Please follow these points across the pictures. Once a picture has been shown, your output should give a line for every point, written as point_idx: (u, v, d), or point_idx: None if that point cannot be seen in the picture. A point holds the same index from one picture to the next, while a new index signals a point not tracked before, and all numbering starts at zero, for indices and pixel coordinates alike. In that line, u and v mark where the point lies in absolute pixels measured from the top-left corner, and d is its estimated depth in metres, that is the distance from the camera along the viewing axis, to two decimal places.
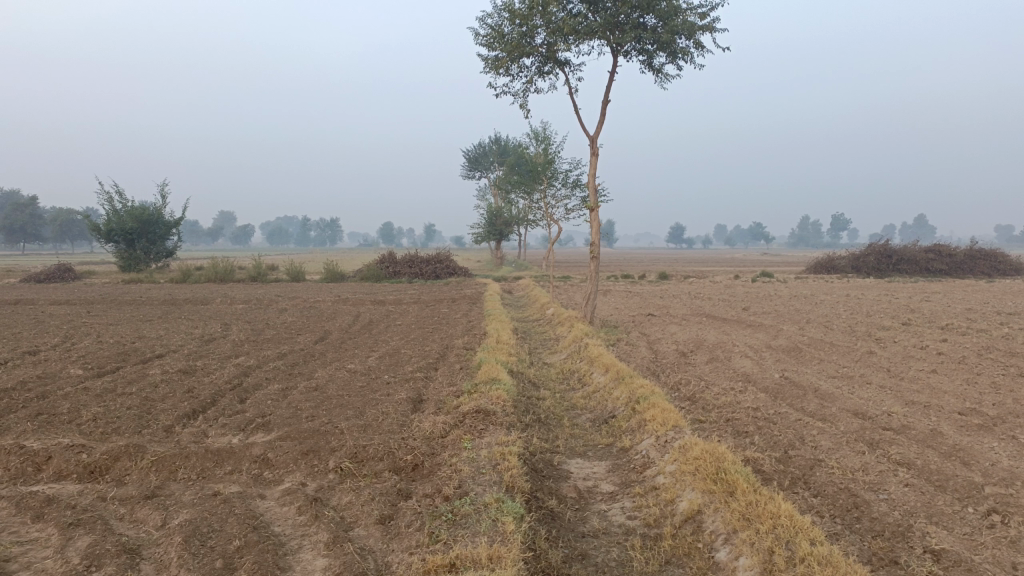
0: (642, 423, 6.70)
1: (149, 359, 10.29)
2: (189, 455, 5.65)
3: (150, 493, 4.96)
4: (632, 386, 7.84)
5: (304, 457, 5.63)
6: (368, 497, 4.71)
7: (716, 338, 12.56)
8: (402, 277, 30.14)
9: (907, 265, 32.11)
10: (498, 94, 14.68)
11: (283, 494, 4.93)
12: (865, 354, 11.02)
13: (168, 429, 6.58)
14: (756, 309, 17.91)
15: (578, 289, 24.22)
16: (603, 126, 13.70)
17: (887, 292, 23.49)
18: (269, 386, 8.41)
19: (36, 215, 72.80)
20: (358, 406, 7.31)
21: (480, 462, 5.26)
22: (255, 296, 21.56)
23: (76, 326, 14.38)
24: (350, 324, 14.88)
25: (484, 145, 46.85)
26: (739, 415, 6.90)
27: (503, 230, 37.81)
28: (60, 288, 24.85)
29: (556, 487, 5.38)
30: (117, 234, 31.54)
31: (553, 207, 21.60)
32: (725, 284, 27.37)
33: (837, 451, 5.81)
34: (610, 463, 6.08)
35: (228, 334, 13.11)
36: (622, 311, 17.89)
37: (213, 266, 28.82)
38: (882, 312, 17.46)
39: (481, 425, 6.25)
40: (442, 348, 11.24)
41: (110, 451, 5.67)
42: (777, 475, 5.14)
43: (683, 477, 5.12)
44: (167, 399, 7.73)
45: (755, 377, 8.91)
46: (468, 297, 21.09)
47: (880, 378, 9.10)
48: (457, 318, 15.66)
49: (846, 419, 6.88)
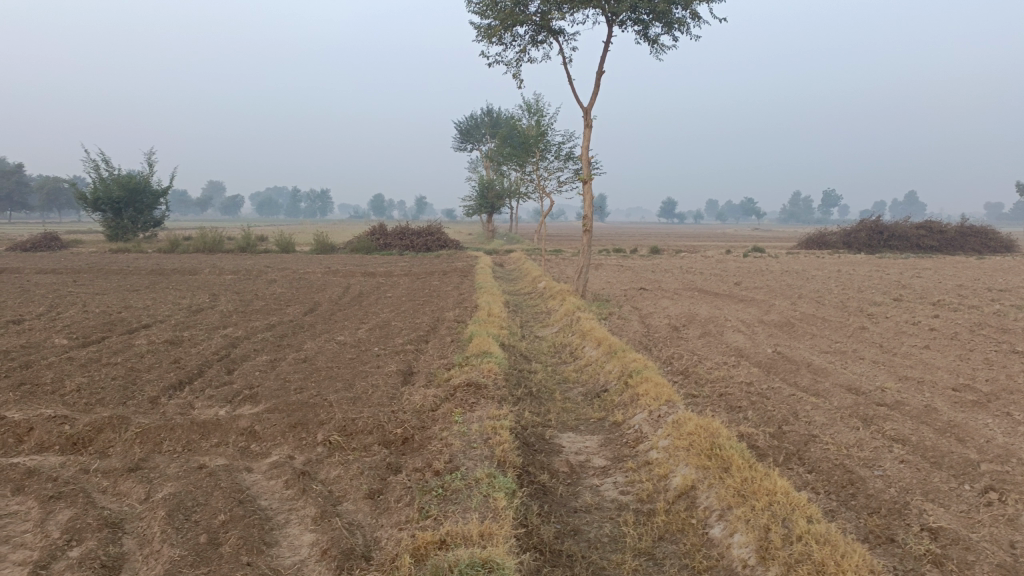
0: (635, 398, 6.63)
1: (136, 329, 10.14)
2: (174, 427, 5.53)
3: (134, 465, 4.86)
4: (625, 360, 7.76)
5: (291, 430, 5.53)
6: (357, 471, 4.63)
7: (708, 312, 12.50)
8: (393, 249, 29.95)
9: (898, 242, 32.16)
10: (490, 63, 14.43)
11: (270, 467, 4.83)
12: (857, 329, 10.99)
13: (154, 401, 6.46)
14: (748, 284, 17.86)
15: (570, 263, 24.09)
16: (597, 97, 13.50)
17: (878, 268, 23.48)
18: (257, 358, 8.29)
19: (22, 182, 71.85)
20: (347, 378, 7.21)
21: (472, 436, 5.17)
22: (244, 267, 21.35)
23: (61, 295, 14.17)
24: (340, 295, 14.74)
25: (476, 117, 46.37)
26: (733, 390, 6.84)
27: (494, 203, 37.55)
28: (46, 256, 24.53)
29: (547, 461, 5.32)
30: (103, 203, 31.13)
31: (546, 180, 21.40)
32: (717, 259, 27.31)
33: (832, 427, 5.76)
34: (603, 438, 6.02)
35: (216, 305, 12.95)
36: (614, 284, 17.82)
37: (201, 236, 28.53)
38: (873, 287, 17.44)
39: (472, 399, 6.16)
40: (432, 320, 11.14)
41: (93, 423, 5.55)
42: (771, 451, 5.09)
43: (676, 452, 5.05)
44: (153, 370, 7.61)
45: (748, 352, 8.86)
46: (459, 269, 20.96)
47: (872, 354, 9.06)
48: (447, 291, 15.52)
49: (840, 395, 6.84)
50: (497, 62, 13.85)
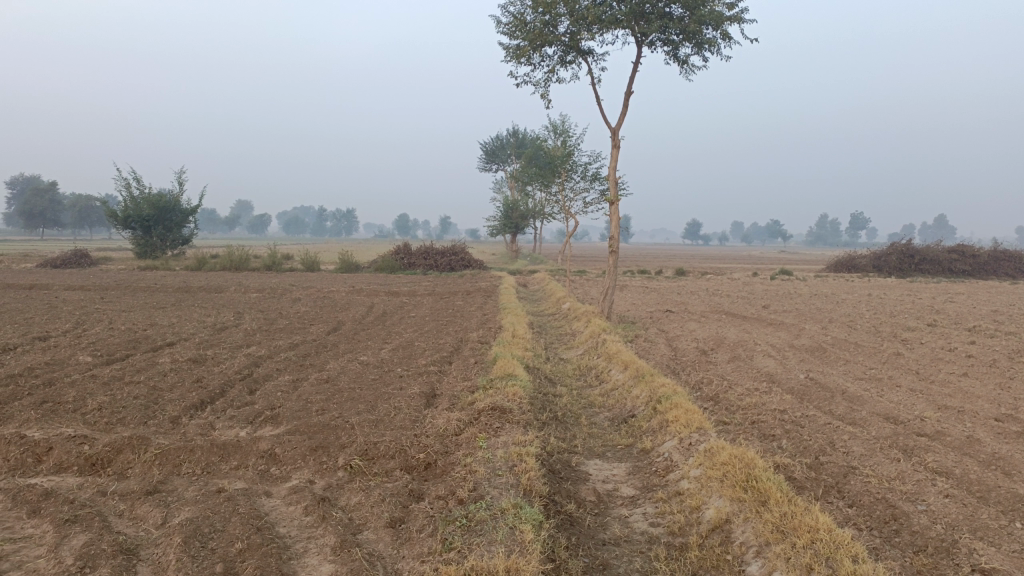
0: (664, 424, 6.44)
1: (160, 347, 10.13)
2: (194, 448, 5.44)
3: (152, 488, 4.76)
4: (653, 385, 7.57)
5: (312, 453, 5.41)
6: (378, 498, 4.48)
7: (737, 336, 12.24)
8: (417, 269, 29.96)
9: (929, 265, 31.56)
10: (518, 83, 14.40)
11: (290, 492, 4.71)
12: (892, 355, 10.68)
13: (174, 421, 6.38)
14: (776, 307, 17.55)
15: (594, 284, 23.90)
16: (625, 117, 13.39)
17: (910, 292, 23.00)
18: (280, 378, 8.21)
19: (55, 200, 73.25)
20: (369, 400, 7.10)
21: (496, 463, 5.01)
22: (269, 285, 21.43)
23: (88, 312, 14.27)
24: (363, 315, 14.68)
25: (501, 138, 46.53)
26: (765, 417, 6.62)
27: (519, 224, 37.51)
28: (76, 273, 24.87)
29: (574, 490, 5.14)
30: (133, 221, 31.56)
31: (571, 200, 21.29)
32: (743, 281, 26.94)
33: (871, 458, 5.52)
34: (631, 466, 5.82)
35: (241, 323, 12.96)
36: (640, 306, 17.60)
37: (228, 254, 28.76)
38: (905, 312, 17.05)
39: (497, 423, 6.00)
40: (456, 341, 11.02)
41: (112, 443, 5.47)
42: (809, 483, 4.86)
43: (709, 482, 4.86)
44: (175, 389, 7.55)
45: (779, 378, 8.61)
46: (483, 290, 20.87)
47: (909, 381, 8.77)
48: (471, 311, 15.42)
49: (877, 424, 6.58)
50: (525, 82, 13.81)
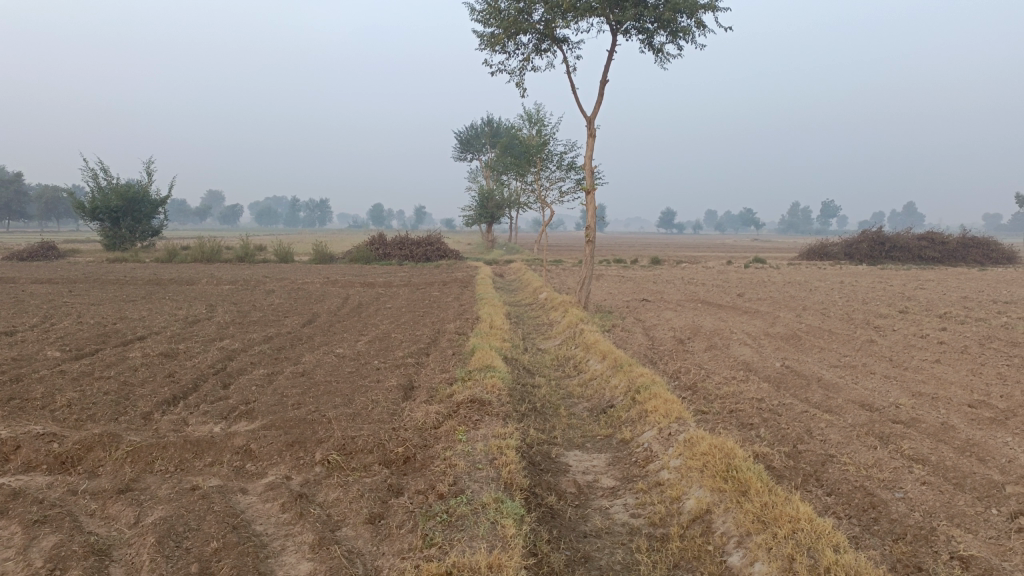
0: (643, 415, 6.43)
1: (130, 341, 9.93)
2: (166, 445, 5.33)
3: (124, 486, 4.66)
4: (631, 375, 7.57)
5: (288, 449, 5.33)
6: (357, 493, 4.42)
7: (713, 324, 12.30)
8: (393, 259, 29.76)
9: (899, 253, 32.02)
10: (493, 72, 14.29)
11: (267, 489, 4.63)
12: (866, 342, 10.80)
13: (146, 417, 6.25)
14: (751, 295, 17.68)
15: (570, 273, 23.91)
16: (600, 107, 13.34)
17: (881, 279, 23.29)
18: (254, 372, 8.08)
19: (21, 191, 71.65)
20: (346, 393, 7.02)
21: (476, 456, 4.96)
22: (243, 277, 21.17)
23: (56, 306, 13.96)
24: (339, 307, 14.53)
25: (476, 126, 46.29)
26: (743, 406, 6.65)
27: (494, 213, 37.39)
28: (44, 266, 24.37)
29: (554, 482, 5.12)
30: (101, 213, 30.98)
31: (547, 190, 21.23)
32: (718, 270, 27.13)
33: (848, 445, 5.56)
34: (611, 456, 5.81)
35: (214, 315, 12.76)
36: (616, 296, 17.63)
37: (200, 245, 28.35)
38: (878, 299, 17.25)
39: (476, 416, 5.95)
40: (433, 332, 10.95)
41: (82, 441, 5.34)
42: (788, 472, 4.89)
43: (689, 473, 4.86)
44: (147, 384, 7.41)
45: (756, 366, 8.65)
46: (460, 280, 20.78)
47: (883, 368, 8.87)
48: (448, 302, 15.33)
49: (854, 412, 6.64)
50: (500, 71, 13.71)
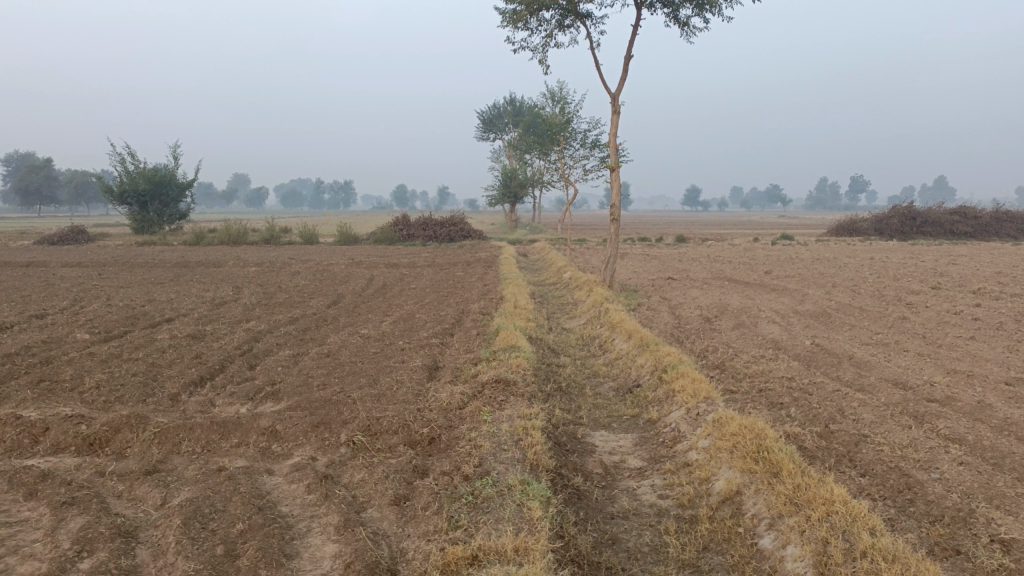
0: (670, 394, 6.34)
1: (158, 323, 10.02)
2: (193, 426, 5.35)
3: (151, 468, 4.68)
4: (658, 354, 7.46)
5: (313, 430, 5.32)
6: (382, 474, 4.40)
7: (740, 302, 12.14)
8: (417, 240, 29.77)
9: (931, 228, 31.37)
10: (515, 49, 14.11)
11: (292, 470, 4.62)
12: (898, 319, 10.58)
13: (174, 398, 6.29)
14: (778, 272, 17.41)
15: (594, 253, 23.75)
16: (625, 83, 13.12)
17: (912, 255, 22.85)
18: (280, 353, 8.10)
19: (51, 177, 72.75)
20: (371, 374, 7.00)
21: (501, 437, 4.91)
22: (268, 259, 21.28)
23: (86, 289, 14.12)
24: (363, 288, 14.55)
25: (498, 105, 45.99)
26: (773, 385, 6.53)
27: (518, 193, 37.22)
28: (74, 250, 24.73)
29: (581, 462, 5.06)
30: (129, 196, 31.32)
31: (571, 168, 21.04)
32: (745, 247, 26.78)
33: (882, 425, 5.43)
34: (638, 437, 5.74)
35: (240, 297, 12.84)
36: (641, 274, 17.47)
37: (226, 228, 28.56)
38: (909, 275, 16.90)
39: (501, 396, 5.90)
40: (457, 312, 10.93)
41: (110, 422, 5.38)
42: (820, 453, 4.78)
43: (718, 453, 4.77)
44: (174, 365, 7.47)
45: (785, 345, 8.50)
46: (483, 260, 20.73)
47: (916, 346, 8.67)
48: (471, 282, 15.27)
49: (886, 391, 6.49)
50: (522, 48, 13.55)
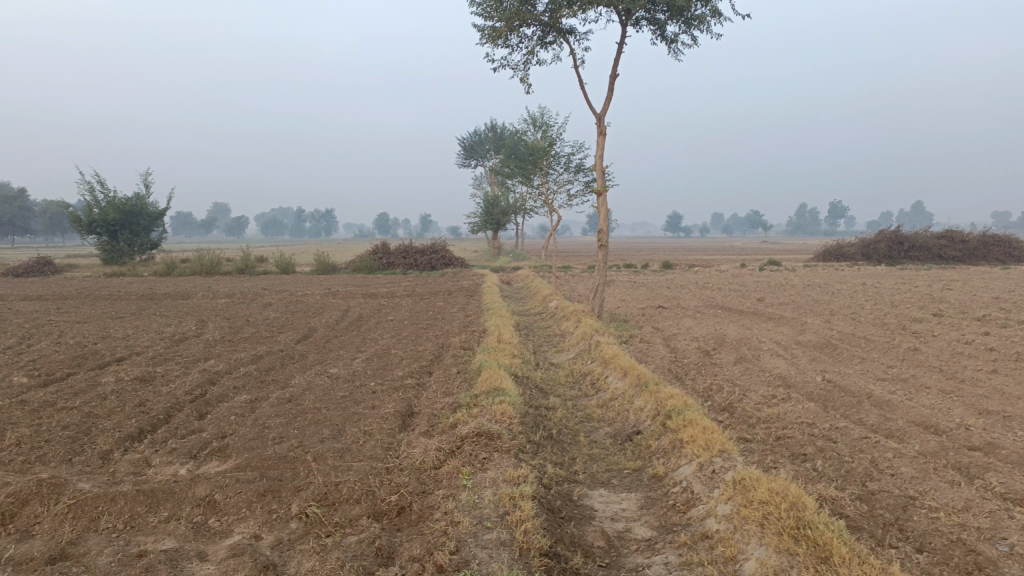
0: (677, 445, 5.55)
1: (107, 364, 9.10)
2: (116, 496, 4.47)
3: (57, 553, 3.78)
4: (659, 396, 6.66)
5: (259, 500, 4.47)
6: (337, 563, 3.55)
7: (738, 333, 11.42)
8: (396, 269, 28.92)
9: (918, 252, 31.09)
10: (496, 68, 13.50)
11: (230, 555, 3.77)
12: (908, 350, 9.89)
13: (104, 457, 5.41)
14: (772, 300, 16.79)
15: (581, 280, 23.07)
16: (611, 102, 12.52)
17: (904, 280, 22.32)
18: (236, 398, 7.23)
19: (25, 207, 71.16)
20: (335, 423, 6.16)
21: (484, 510, 4.09)
22: (240, 290, 20.36)
23: (38, 325, 13.15)
24: (337, 320, 13.70)
25: (479, 132, 45.62)
26: (793, 433, 5.76)
27: (500, 219, 36.59)
28: (39, 282, 23.66)
29: (578, 534, 4.26)
30: (98, 226, 30.25)
31: (555, 193, 20.38)
32: (734, 273, 26.20)
33: (924, 482, 4.68)
34: (643, 498, 4.94)
35: (203, 333, 11.93)
36: (631, 303, 16.81)
37: (199, 258, 27.59)
38: (907, 301, 16.34)
39: (484, 453, 5.07)
40: (436, 348, 10.13)
41: (17, 492, 4.47)
42: (865, 523, 4.02)
43: (743, 524, 4.00)
44: (114, 415, 6.56)
45: (795, 382, 7.74)
46: (466, 289, 19.96)
47: (936, 381, 7.94)
48: (453, 313, 14.48)
49: (920, 437, 5.72)
50: (503, 65, 12.99)
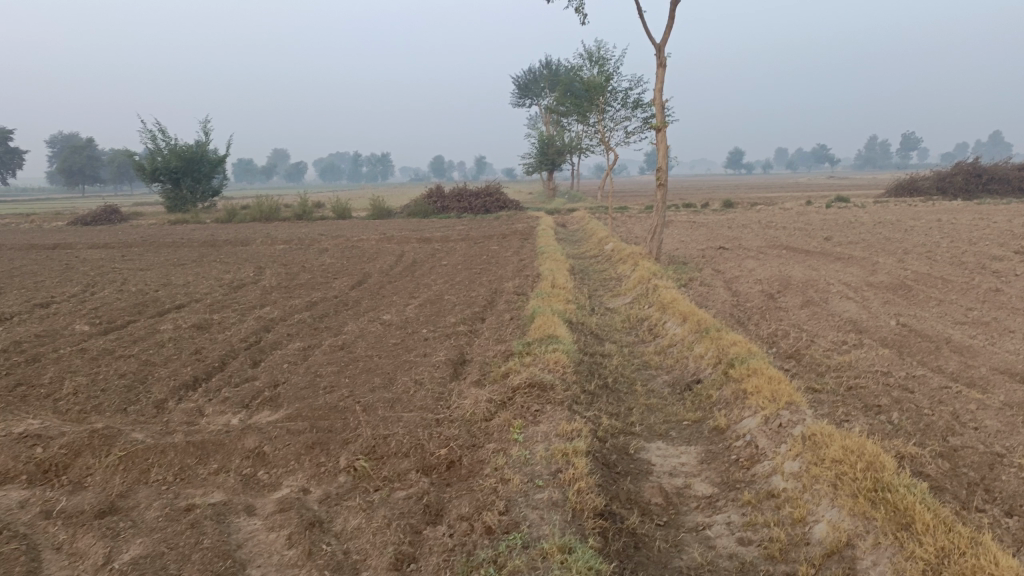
0: (740, 396, 5.26)
1: (166, 311, 9.22)
2: (166, 448, 4.45)
3: (107, 507, 3.77)
4: (721, 343, 6.34)
5: (307, 453, 4.39)
6: (383, 522, 3.43)
7: (804, 274, 10.92)
8: (451, 212, 28.78)
9: (998, 186, 29.34)
10: (550, 0, 12.92)
11: (276, 510, 3.70)
12: (990, 291, 9.27)
13: (159, 407, 5.44)
14: (840, 239, 16.04)
15: (638, 221, 22.52)
16: (670, 33, 11.88)
17: (982, 215, 21.03)
18: (289, 346, 7.21)
19: (93, 157, 73.24)
20: (387, 372, 6.06)
21: (535, 467, 3.92)
22: (296, 236, 20.51)
23: (104, 272, 13.46)
24: (391, 265, 13.64)
25: (533, 70, 44.67)
26: (866, 382, 5.40)
27: (556, 160, 35.94)
28: (107, 230, 24.32)
29: (635, 490, 4.07)
30: (161, 173, 30.85)
31: (611, 131, 19.74)
32: (798, 211, 25.21)
33: (1014, 436, 4.30)
34: (704, 451, 4.70)
35: (259, 280, 12.01)
36: (690, 244, 16.28)
37: (258, 204, 27.93)
38: (987, 238, 15.40)
39: (536, 405, 4.89)
40: (489, 293, 9.96)
41: (71, 444, 4.50)
42: (948, 483, 3.70)
43: (813, 484, 3.73)
44: (170, 363, 6.62)
45: (867, 326, 7.30)
46: (520, 232, 19.68)
47: (1022, 325, 7.39)
48: (507, 257, 14.27)
49: (1006, 386, 5.29)
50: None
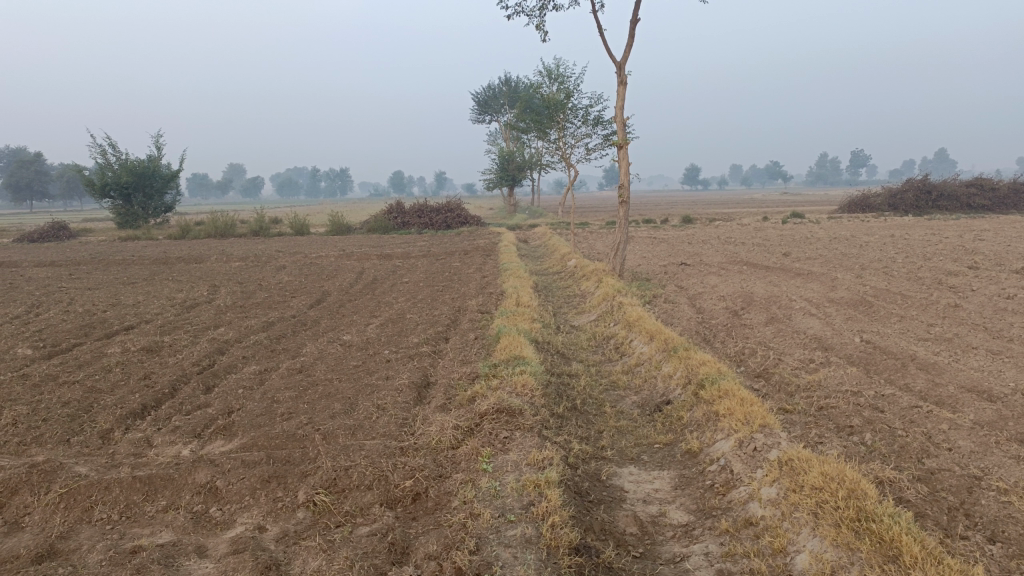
0: (712, 418, 5.15)
1: (114, 334, 8.81)
2: (111, 483, 4.16)
3: (45, 551, 3.48)
4: (690, 362, 6.25)
5: (264, 487, 4.15)
6: (345, 563, 3.21)
7: (766, 290, 10.95)
8: (411, 228, 28.50)
9: (947, 202, 30.15)
10: (511, 16, 12.88)
11: (231, 551, 3.45)
12: (948, 307, 9.38)
13: (104, 438, 5.12)
14: (798, 254, 16.22)
15: (599, 237, 22.54)
16: (632, 50, 11.90)
17: (933, 231, 21.52)
18: (245, 369, 6.92)
19: (41, 171, 71.04)
20: (348, 396, 5.83)
21: (506, 499, 3.75)
22: (253, 253, 20.05)
23: (49, 292, 12.91)
24: (351, 283, 13.34)
25: (493, 86, 44.75)
26: (837, 402, 5.34)
27: (516, 175, 35.93)
28: (53, 248, 23.49)
29: (610, 519, 3.92)
30: (112, 189, 29.98)
31: (572, 147, 19.76)
32: (756, 227, 25.53)
33: (987, 457, 4.26)
34: (677, 477, 4.57)
35: (214, 299, 11.63)
36: (652, 260, 16.30)
37: (213, 220, 27.29)
38: (940, 254, 15.71)
39: (505, 432, 4.71)
40: (452, 311, 9.76)
41: (6, 481, 4.18)
42: (928, 509, 3.63)
43: (793, 511, 3.62)
44: (118, 390, 6.28)
45: (833, 344, 7.28)
46: (483, 248, 19.54)
47: (982, 341, 7.45)
48: (469, 274, 14.09)
49: (974, 405, 5.28)
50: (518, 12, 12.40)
